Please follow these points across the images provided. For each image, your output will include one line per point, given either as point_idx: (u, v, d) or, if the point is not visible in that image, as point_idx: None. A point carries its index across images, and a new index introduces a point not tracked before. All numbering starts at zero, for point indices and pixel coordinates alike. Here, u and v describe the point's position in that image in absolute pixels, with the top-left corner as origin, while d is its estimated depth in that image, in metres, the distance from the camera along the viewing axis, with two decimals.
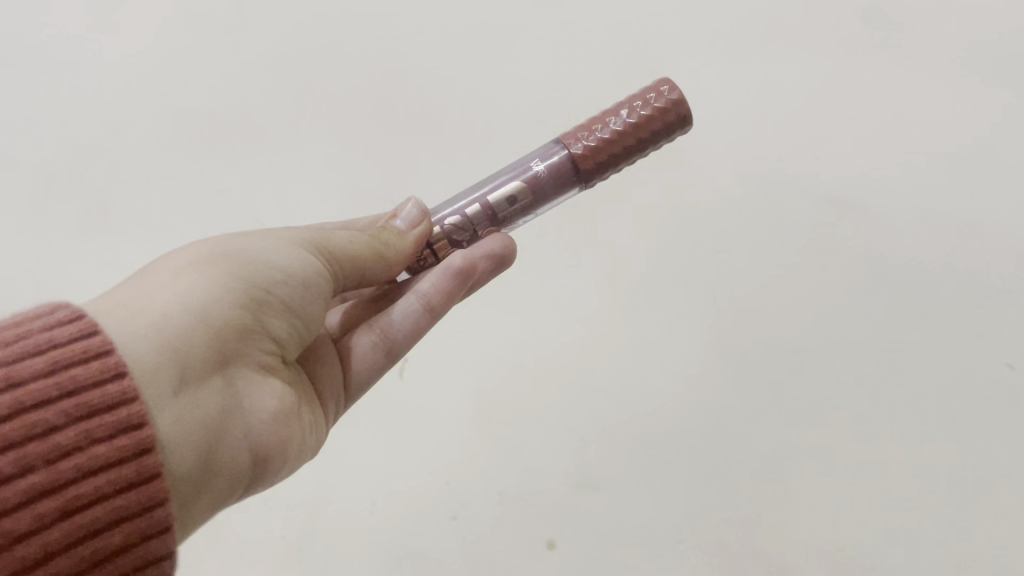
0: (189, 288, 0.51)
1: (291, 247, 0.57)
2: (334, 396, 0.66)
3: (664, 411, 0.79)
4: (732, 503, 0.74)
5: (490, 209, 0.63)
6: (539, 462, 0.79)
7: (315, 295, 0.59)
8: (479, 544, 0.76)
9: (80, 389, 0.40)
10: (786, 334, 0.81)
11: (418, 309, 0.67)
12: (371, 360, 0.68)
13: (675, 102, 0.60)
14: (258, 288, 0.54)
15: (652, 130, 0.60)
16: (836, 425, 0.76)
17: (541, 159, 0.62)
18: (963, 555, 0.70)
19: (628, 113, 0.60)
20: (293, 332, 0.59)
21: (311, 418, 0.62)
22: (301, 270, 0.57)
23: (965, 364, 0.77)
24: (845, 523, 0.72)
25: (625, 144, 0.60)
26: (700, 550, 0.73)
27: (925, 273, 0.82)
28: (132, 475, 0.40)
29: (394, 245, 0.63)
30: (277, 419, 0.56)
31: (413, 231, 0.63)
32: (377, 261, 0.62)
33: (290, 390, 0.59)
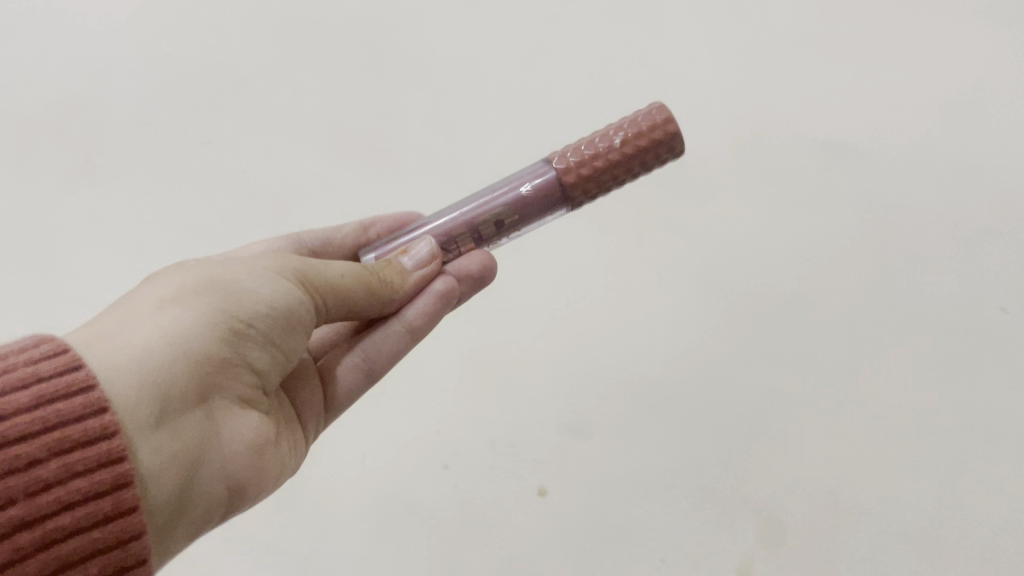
0: (175, 318, 0.49)
1: (272, 276, 0.55)
2: (313, 416, 0.65)
3: (655, 358, 0.79)
4: (723, 449, 0.74)
5: (477, 231, 0.63)
6: (530, 411, 0.78)
7: (297, 328, 0.56)
8: (471, 491, 0.76)
9: (63, 423, 0.39)
10: (778, 279, 0.80)
11: (402, 333, 0.67)
12: (353, 381, 0.68)
13: (667, 131, 0.58)
14: (243, 323, 0.52)
15: (640, 159, 0.59)
16: (829, 371, 0.76)
17: (529, 180, 0.61)
18: (955, 497, 0.70)
19: (621, 143, 0.59)
20: (273, 364, 0.56)
21: (289, 442, 0.61)
22: (288, 303, 0.55)
23: (957, 309, 0.77)
24: (836, 469, 0.72)
25: (613, 172, 0.59)
26: (692, 495, 0.73)
27: (919, 217, 0.82)
28: (109, 507, 0.39)
29: (397, 284, 0.63)
30: (253, 450, 0.55)
31: (416, 273, 0.64)
32: (376, 300, 0.62)
33: (267, 420, 0.57)
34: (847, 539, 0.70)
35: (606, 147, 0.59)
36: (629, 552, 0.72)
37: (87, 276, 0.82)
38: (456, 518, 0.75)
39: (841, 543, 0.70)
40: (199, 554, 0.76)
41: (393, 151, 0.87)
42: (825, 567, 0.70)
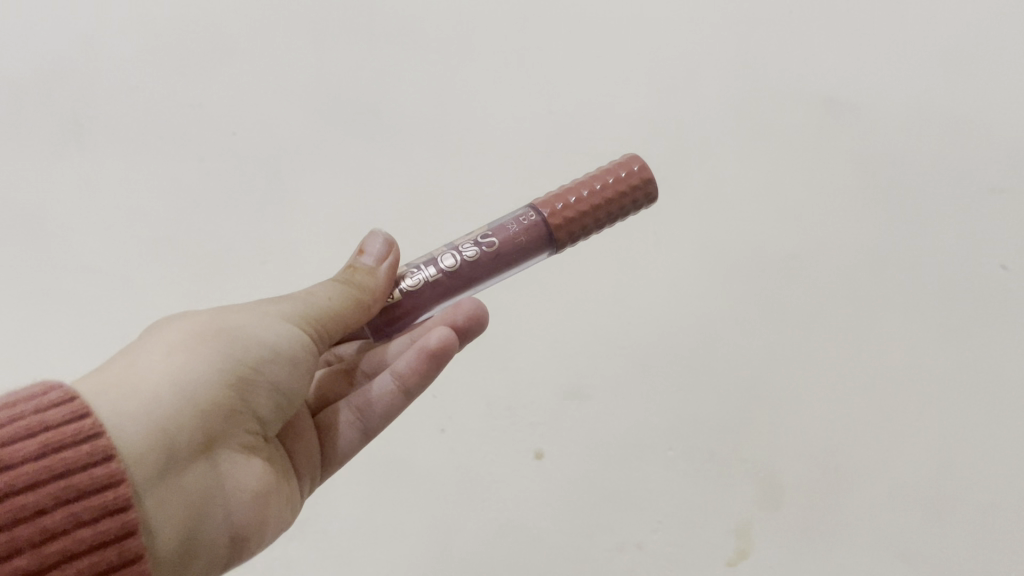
0: (181, 365, 0.48)
1: (278, 322, 0.53)
2: (308, 469, 0.62)
3: (652, 320, 0.78)
4: (722, 411, 0.74)
5: (470, 261, 0.56)
6: (527, 374, 0.77)
7: (303, 370, 0.55)
8: (468, 455, 0.75)
9: (69, 472, 0.38)
10: (777, 239, 0.79)
11: (395, 390, 0.63)
12: (351, 437, 0.64)
13: (644, 177, 0.58)
14: (248, 368, 0.51)
15: (622, 204, 0.58)
16: (829, 332, 0.75)
17: (511, 223, 0.58)
18: (954, 456, 0.70)
19: (603, 187, 0.58)
20: (277, 411, 0.55)
21: (290, 491, 0.58)
22: (291, 347, 0.53)
23: (957, 267, 0.76)
24: (835, 430, 0.72)
25: (597, 215, 0.58)
26: (690, 457, 0.72)
27: (918, 175, 0.81)
28: (115, 558, 0.39)
29: (369, 287, 0.55)
30: (257, 498, 0.52)
31: (382, 266, 0.57)
32: (355, 310, 0.55)
33: (272, 467, 0.55)
34: (846, 499, 0.70)
35: (589, 190, 0.58)
36: (626, 514, 0.72)
37: (81, 246, 0.81)
38: (453, 482, 0.74)
39: (840, 505, 0.70)
40: None
41: (385, 114, 0.86)
42: (824, 528, 0.69)
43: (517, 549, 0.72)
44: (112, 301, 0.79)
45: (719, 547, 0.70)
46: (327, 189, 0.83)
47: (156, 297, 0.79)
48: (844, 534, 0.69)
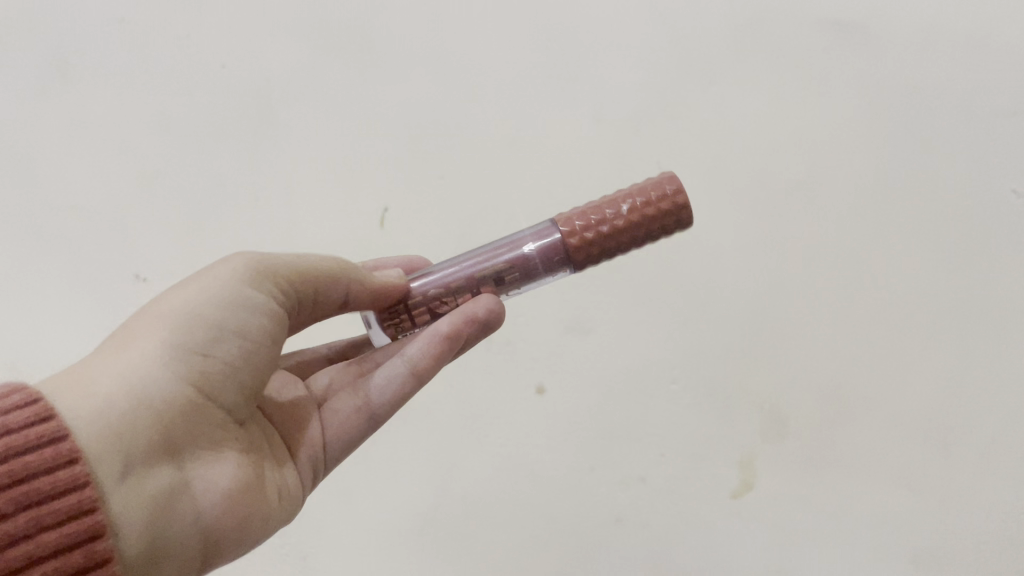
0: (131, 365, 0.45)
1: (229, 294, 0.49)
2: (311, 457, 0.57)
3: (654, 252, 0.76)
4: (724, 343, 0.73)
5: (476, 281, 0.54)
6: (527, 310, 0.76)
7: (263, 347, 0.51)
8: (469, 390, 0.75)
9: (32, 475, 0.37)
10: (782, 167, 0.77)
11: (405, 375, 0.57)
12: (354, 423, 0.59)
13: (674, 202, 0.50)
14: (198, 350, 0.47)
15: (648, 231, 0.51)
16: (833, 261, 0.74)
17: (531, 239, 0.53)
18: (961, 384, 0.69)
19: (628, 212, 0.50)
20: (246, 395, 0.51)
21: (278, 477, 0.54)
22: (247, 320, 0.49)
23: (966, 192, 0.75)
24: (840, 361, 0.71)
25: (618, 242, 0.51)
26: (691, 389, 0.72)
27: (928, 98, 0.78)
28: (83, 561, 0.37)
29: (369, 279, 0.54)
30: (236, 490, 0.49)
31: (392, 277, 0.55)
32: (331, 278, 0.54)
33: (251, 453, 0.52)
34: (850, 430, 0.69)
35: (613, 214, 0.51)
36: (628, 446, 0.71)
37: (73, 185, 0.80)
38: (453, 418, 0.74)
39: (844, 435, 0.69)
40: None
41: (378, 41, 0.83)
42: (828, 460, 0.69)
43: (518, 482, 0.71)
44: (106, 242, 0.78)
45: (721, 480, 0.69)
46: (320, 122, 0.81)
47: (150, 237, 0.78)
48: (848, 465, 0.68)
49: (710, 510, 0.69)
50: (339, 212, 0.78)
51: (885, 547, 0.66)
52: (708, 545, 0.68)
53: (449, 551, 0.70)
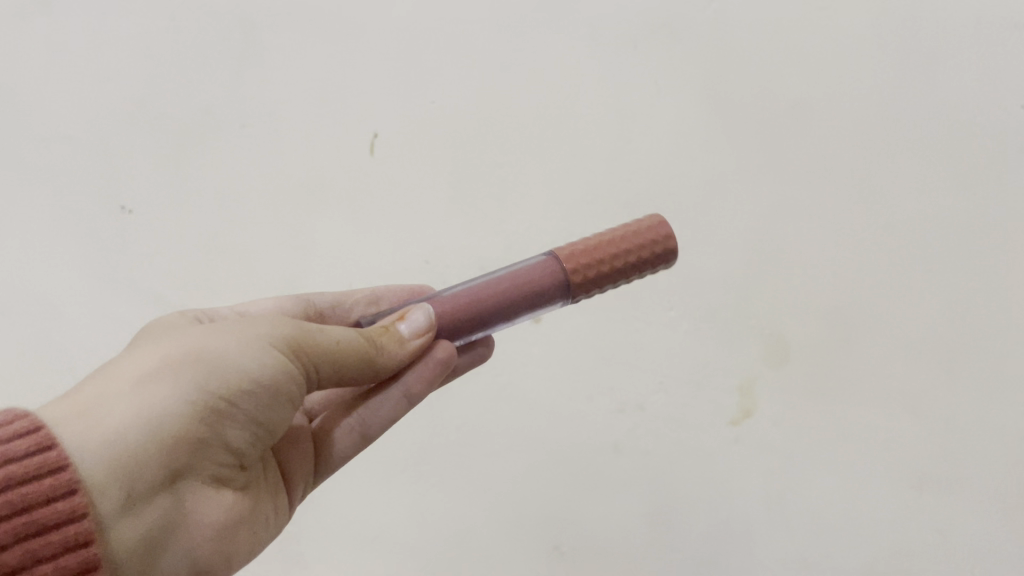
0: (150, 395, 0.38)
1: (265, 343, 0.42)
2: (303, 476, 0.53)
3: (652, 176, 0.74)
4: (727, 269, 0.72)
5: (471, 314, 0.49)
6: (522, 236, 0.74)
7: (290, 401, 0.44)
8: None
9: (29, 508, 0.33)
10: (784, 90, 0.76)
11: (399, 396, 0.52)
12: (346, 446, 0.54)
13: (668, 244, 0.51)
14: (227, 401, 0.41)
15: (642, 271, 0.51)
16: (836, 186, 0.73)
17: (528, 270, 0.50)
18: (967, 304, 0.68)
19: (624, 249, 0.50)
20: (259, 441, 0.44)
21: (270, 509, 0.49)
22: (279, 378, 0.42)
23: (971, 113, 0.73)
24: (843, 284, 0.70)
25: (614, 277, 0.51)
26: (692, 317, 0.71)
27: (933, 15, 0.75)
28: None
29: (389, 354, 0.48)
30: (223, 535, 0.43)
31: (415, 340, 0.49)
32: (361, 368, 0.47)
33: (245, 496, 0.46)
34: (853, 355, 0.68)
35: (609, 249, 0.51)
36: (627, 375, 0.70)
37: (56, 114, 0.78)
38: None
39: (848, 359, 0.68)
40: None
41: None
42: (831, 385, 0.67)
43: (513, 412, 0.70)
44: (92, 173, 0.76)
45: (720, 406, 0.68)
46: (308, 48, 0.79)
47: (138, 170, 0.76)
48: (852, 390, 0.67)
49: (709, 437, 0.68)
50: (329, 140, 0.76)
51: (888, 473, 0.65)
52: (708, 472, 0.66)
53: (442, 482, 0.68)
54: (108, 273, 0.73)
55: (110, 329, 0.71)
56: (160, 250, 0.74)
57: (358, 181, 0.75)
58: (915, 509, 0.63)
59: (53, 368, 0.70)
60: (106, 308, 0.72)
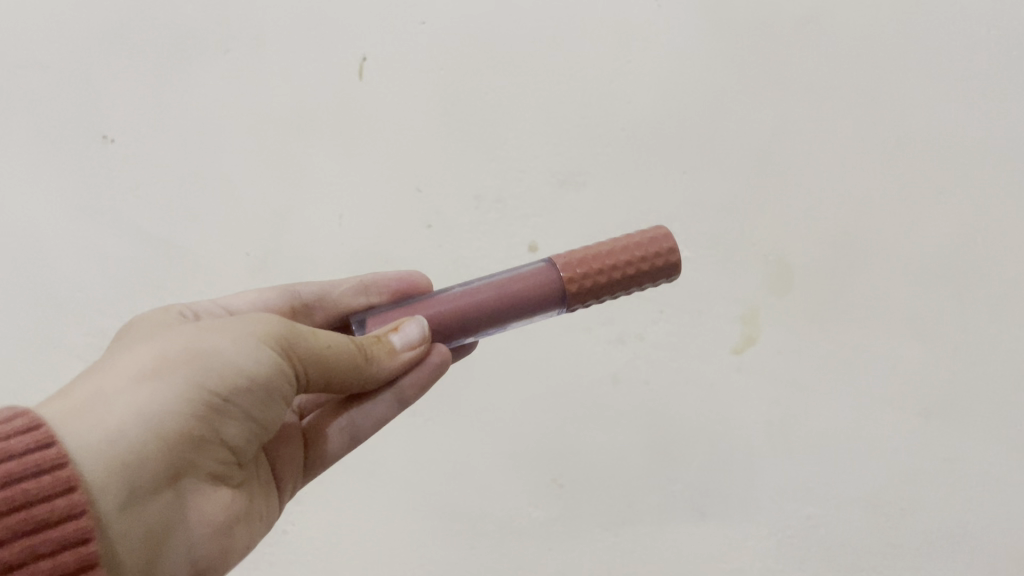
0: (150, 390, 0.37)
1: (260, 341, 0.40)
2: (291, 474, 0.51)
3: (652, 99, 0.72)
4: (729, 193, 0.69)
5: (465, 319, 0.48)
6: (518, 161, 0.71)
7: (285, 399, 0.43)
8: (459, 248, 0.69)
9: (30, 503, 0.31)
10: (787, 11, 0.73)
11: (390, 401, 0.51)
12: (335, 446, 0.52)
13: (668, 260, 0.50)
14: (225, 399, 0.39)
15: (640, 282, 0.50)
16: (842, 111, 0.71)
17: (523, 276, 0.49)
18: (974, 228, 0.67)
19: (624, 260, 0.49)
20: (255, 436, 0.43)
21: (263, 504, 0.48)
22: (276, 375, 0.41)
23: (980, 40, 0.72)
24: (850, 209, 0.68)
25: (612, 289, 0.49)
26: (693, 243, 0.69)
27: None
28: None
29: (379, 363, 0.46)
30: (217, 528, 0.42)
31: (407, 352, 0.47)
32: (353, 372, 0.45)
33: (239, 491, 0.45)
34: (857, 282, 0.66)
35: (608, 259, 0.49)
36: (626, 305, 0.69)
37: (32, 40, 0.75)
38: (440, 277, 0.69)
39: (853, 285, 0.66)
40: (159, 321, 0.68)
41: None
42: (835, 312, 0.66)
43: (510, 343, 0.68)
44: (72, 100, 0.74)
45: (723, 334, 0.66)
46: None
47: (120, 98, 0.74)
48: (857, 317, 0.65)
49: (711, 366, 0.66)
50: (316, 64, 0.74)
51: (894, 401, 0.63)
52: (710, 402, 0.65)
53: (439, 415, 0.67)
54: (91, 204, 0.71)
55: (97, 264, 0.70)
56: (144, 181, 0.72)
57: (346, 106, 0.73)
58: (921, 437, 0.62)
59: (39, 304, 0.69)
60: (91, 242, 0.70)
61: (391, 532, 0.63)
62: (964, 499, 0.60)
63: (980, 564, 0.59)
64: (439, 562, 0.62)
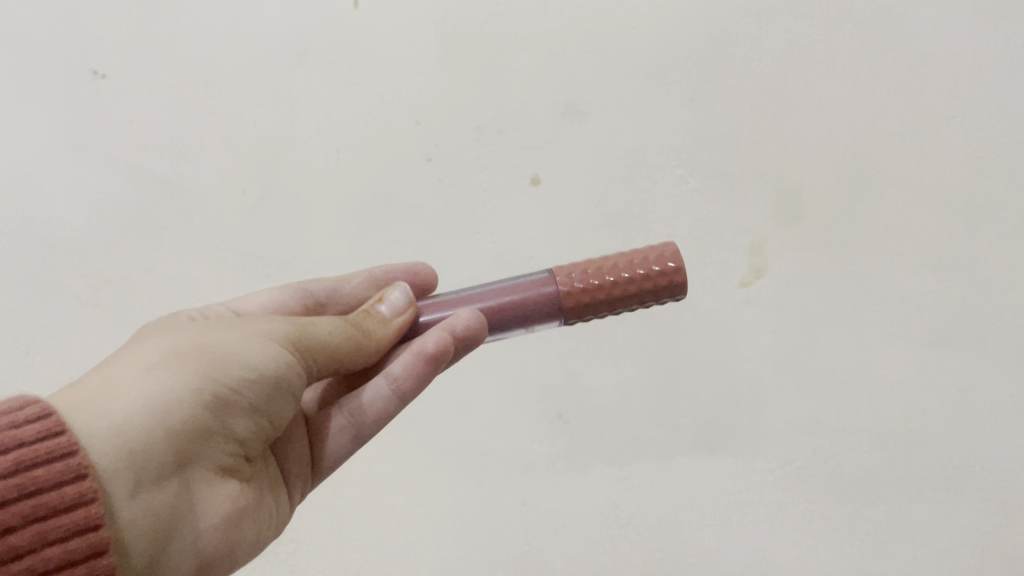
0: (161, 380, 0.37)
1: (270, 340, 0.41)
2: (300, 477, 0.49)
3: (660, 20, 0.68)
4: (737, 120, 0.67)
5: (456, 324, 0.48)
6: (520, 92, 0.69)
7: (291, 395, 0.42)
8: (458, 185, 0.69)
9: (39, 491, 0.30)
10: None
11: (388, 394, 0.48)
12: (340, 447, 0.50)
13: (668, 280, 0.45)
14: (234, 394, 0.39)
15: (644, 299, 0.46)
16: (860, 29, 0.67)
17: (523, 287, 0.47)
18: (992, 154, 0.64)
19: (622, 278, 0.46)
20: (262, 433, 0.42)
21: (272, 506, 0.46)
22: (283, 368, 0.41)
23: None
24: (864, 135, 0.66)
25: (609, 306, 0.46)
26: (700, 173, 0.67)
27: None
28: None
29: (376, 334, 0.47)
30: (226, 525, 0.41)
31: (397, 317, 0.48)
32: (358, 354, 0.45)
33: (249, 489, 0.43)
34: (869, 211, 0.64)
35: (607, 277, 0.46)
36: (631, 238, 0.67)
37: None
38: (439, 215, 0.68)
39: (863, 213, 0.64)
40: (161, 263, 0.68)
41: None
42: (845, 242, 0.64)
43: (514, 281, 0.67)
44: (59, 32, 0.71)
45: (730, 267, 0.65)
46: None
47: (104, 29, 0.71)
48: (867, 247, 0.64)
49: (719, 298, 0.65)
50: None
51: (906, 332, 0.62)
52: (718, 336, 0.64)
53: None
54: (85, 141, 0.70)
55: (94, 204, 0.69)
56: (135, 117, 0.70)
57: (340, 36, 0.70)
58: (932, 369, 0.61)
59: (39, 246, 0.68)
60: (85, 180, 0.69)
61: (396, 468, 0.64)
62: (969, 431, 0.60)
63: (980, 497, 0.60)
64: (446, 501, 0.63)
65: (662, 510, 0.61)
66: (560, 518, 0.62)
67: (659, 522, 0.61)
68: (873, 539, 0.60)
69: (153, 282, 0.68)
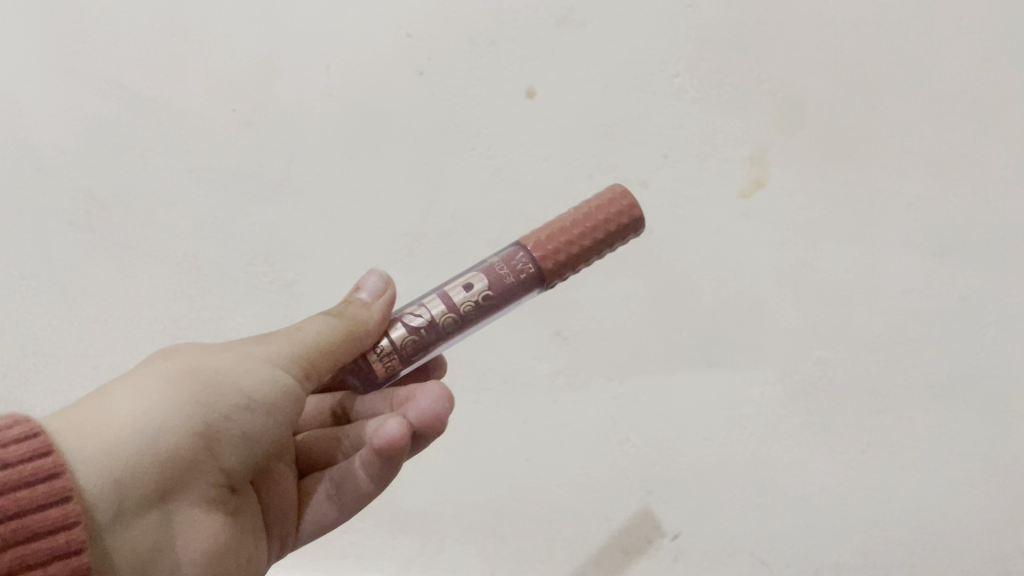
0: (149, 401, 0.37)
1: (269, 362, 0.40)
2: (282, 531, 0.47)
3: None
4: (740, 24, 0.64)
5: (431, 316, 0.42)
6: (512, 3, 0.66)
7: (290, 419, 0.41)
8: (453, 97, 0.66)
9: (22, 514, 0.31)
10: None
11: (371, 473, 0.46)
12: (325, 510, 0.49)
13: (627, 211, 0.44)
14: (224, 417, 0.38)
15: (611, 242, 0.44)
16: None
17: (493, 262, 0.43)
18: (998, 57, 0.62)
19: (587, 220, 0.44)
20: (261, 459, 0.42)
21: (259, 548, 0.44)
22: (277, 391, 0.40)
23: None
24: (870, 38, 0.63)
25: (582, 256, 0.43)
26: (698, 80, 0.64)
27: None
28: None
29: (364, 321, 0.41)
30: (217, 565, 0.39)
31: (378, 301, 0.43)
32: (350, 350, 0.41)
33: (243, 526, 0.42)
34: (870, 117, 0.63)
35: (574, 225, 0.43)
36: (629, 149, 0.65)
37: None
38: (432, 131, 0.66)
39: (863, 118, 0.63)
40: (150, 185, 0.67)
41: None
42: (846, 149, 0.62)
43: (512, 197, 0.66)
44: None
45: (729, 178, 0.63)
46: None
47: None
48: (868, 155, 0.62)
49: (717, 211, 0.63)
50: None
51: (907, 241, 0.61)
52: (718, 249, 0.63)
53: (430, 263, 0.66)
54: (69, 62, 0.68)
55: (82, 126, 0.68)
56: (118, 35, 0.68)
57: None
58: (930, 278, 0.61)
59: (31, 169, 0.68)
60: (72, 100, 0.68)
61: None
62: (967, 342, 0.60)
63: (972, 401, 0.60)
64: None
65: (659, 424, 0.61)
66: (559, 434, 0.62)
67: (657, 437, 0.61)
68: (872, 449, 0.60)
69: (141, 203, 0.67)
